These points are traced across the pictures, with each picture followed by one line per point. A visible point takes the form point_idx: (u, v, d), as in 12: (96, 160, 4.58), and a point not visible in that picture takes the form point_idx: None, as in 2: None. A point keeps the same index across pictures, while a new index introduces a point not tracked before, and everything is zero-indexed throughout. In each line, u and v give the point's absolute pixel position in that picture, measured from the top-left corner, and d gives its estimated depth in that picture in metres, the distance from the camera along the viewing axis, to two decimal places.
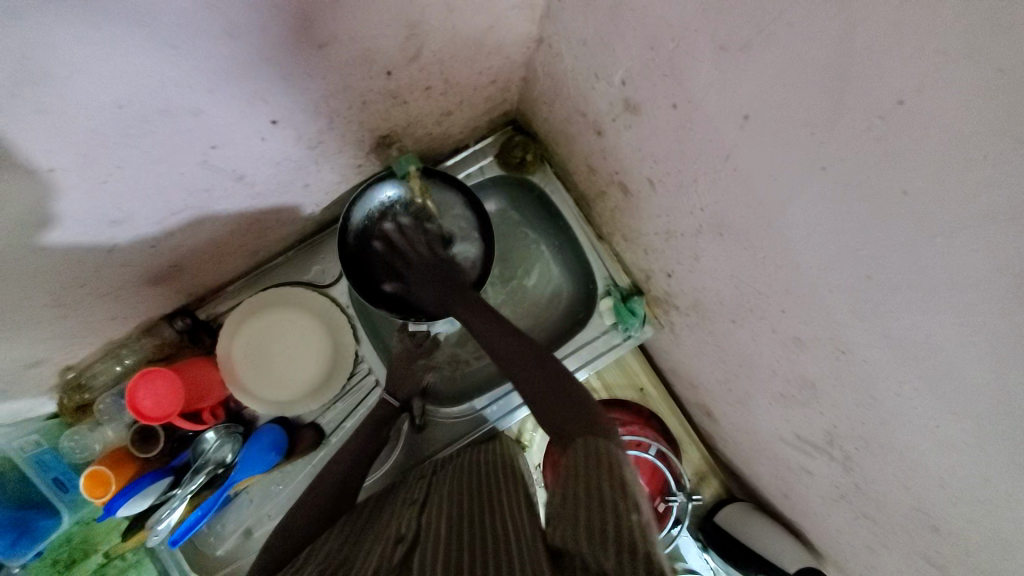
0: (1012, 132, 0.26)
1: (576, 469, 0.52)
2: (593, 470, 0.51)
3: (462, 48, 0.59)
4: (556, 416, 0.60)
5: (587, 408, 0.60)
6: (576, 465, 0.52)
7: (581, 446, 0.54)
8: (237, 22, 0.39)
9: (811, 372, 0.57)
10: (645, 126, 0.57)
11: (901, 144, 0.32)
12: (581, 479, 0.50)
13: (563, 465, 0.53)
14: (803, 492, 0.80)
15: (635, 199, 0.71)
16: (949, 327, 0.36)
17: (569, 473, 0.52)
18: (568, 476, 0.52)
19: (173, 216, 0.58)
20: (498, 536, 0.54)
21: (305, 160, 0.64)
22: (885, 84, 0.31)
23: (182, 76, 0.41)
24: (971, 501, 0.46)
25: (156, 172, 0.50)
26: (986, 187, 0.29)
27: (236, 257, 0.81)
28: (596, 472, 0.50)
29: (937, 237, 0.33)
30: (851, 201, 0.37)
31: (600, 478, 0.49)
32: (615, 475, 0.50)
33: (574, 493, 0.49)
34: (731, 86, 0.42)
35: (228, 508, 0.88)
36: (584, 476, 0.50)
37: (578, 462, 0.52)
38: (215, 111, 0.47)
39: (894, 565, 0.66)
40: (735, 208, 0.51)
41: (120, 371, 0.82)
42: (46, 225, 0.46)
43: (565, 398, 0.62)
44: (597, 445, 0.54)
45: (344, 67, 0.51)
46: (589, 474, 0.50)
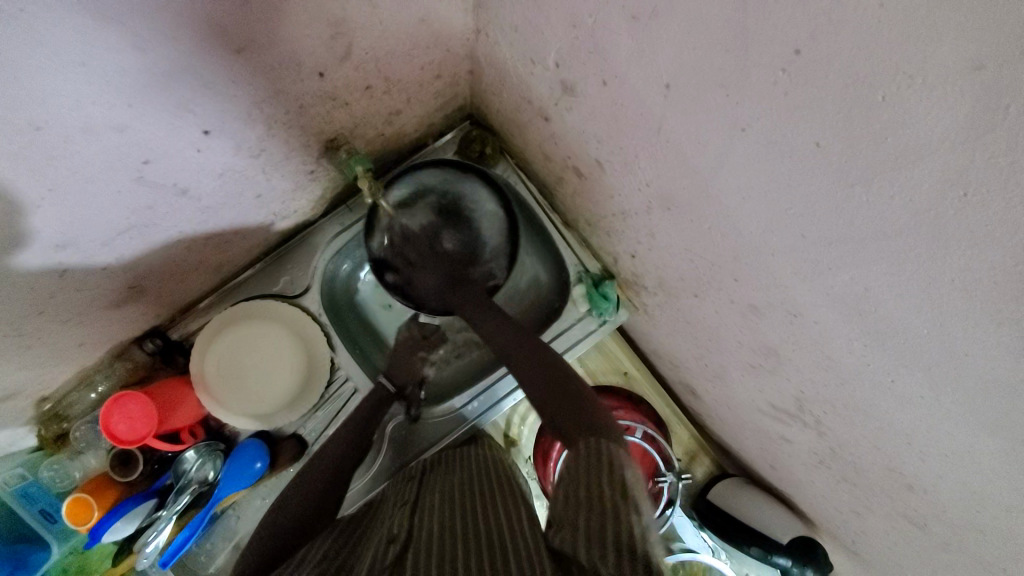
0: (903, 68, 0.26)
1: (578, 472, 0.51)
2: (591, 472, 0.50)
3: (395, 43, 0.58)
4: (562, 419, 0.58)
5: (590, 410, 0.58)
6: (577, 471, 0.51)
7: (586, 449, 0.52)
8: (146, 35, 0.39)
9: (771, 339, 0.56)
10: (584, 106, 0.57)
11: (808, 94, 0.31)
12: (580, 483, 0.49)
13: (568, 471, 0.52)
14: (787, 462, 0.80)
15: (589, 182, 0.71)
16: (882, 278, 0.36)
17: (569, 477, 0.51)
18: (570, 481, 0.50)
19: (121, 235, 0.58)
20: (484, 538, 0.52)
21: (252, 168, 0.64)
22: (782, 35, 0.30)
23: (100, 93, 0.41)
24: (934, 454, 0.45)
25: (92, 192, 0.50)
26: (891, 128, 0.28)
27: (201, 274, 0.81)
28: (590, 474, 0.49)
29: (855, 185, 0.33)
30: (772, 159, 0.37)
31: (598, 481, 0.48)
32: (615, 478, 0.48)
33: (574, 499, 0.48)
34: (649, 56, 0.41)
35: (216, 526, 0.88)
36: (583, 481, 0.49)
37: (580, 466, 0.51)
38: (141, 126, 0.47)
39: (879, 527, 0.66)
40: (677, 180, 0.50)
41: (95, 398, 0.83)
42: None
43: (574, 401, 0.60)
44: (598, 445, 0.52)
45: (271, 71, 0.51)
46: (587, 478, 0.49)
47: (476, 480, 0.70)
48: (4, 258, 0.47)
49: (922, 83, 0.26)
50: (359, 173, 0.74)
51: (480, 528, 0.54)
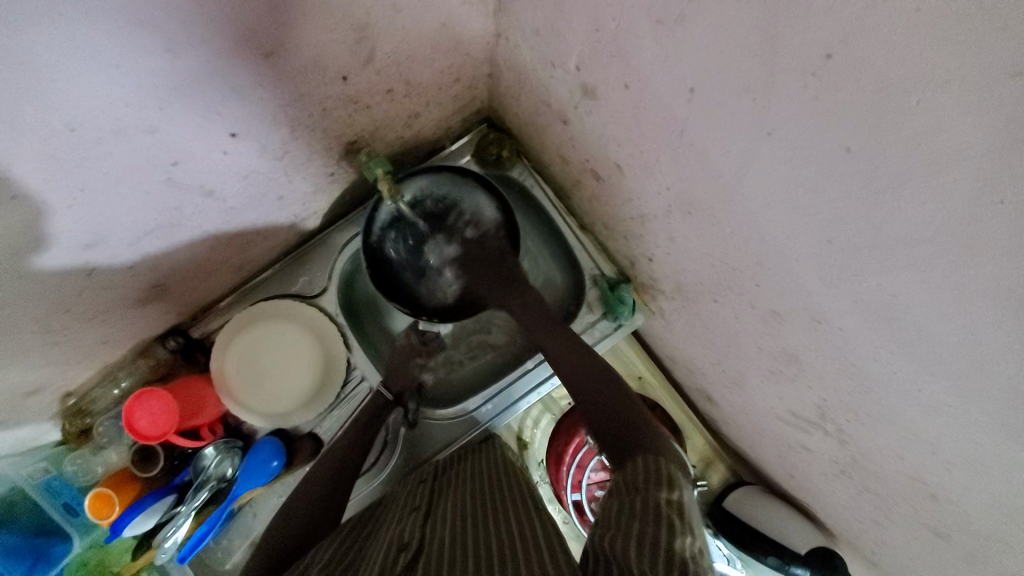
0: (938, 72, 0.26)
1: (634, 485, 0.51)
2: (646, 488, 0.49)
3: (417, 47, 0.59)
4: (614, 440, 0.61)
5: (649, 434, 0.59)
6: (634, 483, 0.51)
7: (641, 466, 0.53)
8: (178, 39, 0.40)
9: (793, 345, 0.56)
10: (604, 109, 0.57)
11: (838, 98, 0.31)
12: (633, 496, 0.49)
13: (619, 484, 0.53)
14: (806, 470, 0.78)
15: (607, 185, 0.71)
16: (912, 285, 0.35)
17: (624, 490, 0.51)
18: (624, 493, 0.51)
19: (148, 235, 0.59)
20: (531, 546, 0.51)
21: (274, 171, 0.65)
22: (811, 38, 0.30)
23: (132, 96, 0.42)
24: (963, 466, 0.44)
25: (122, 192, 0.51)
26: (924, 133, 0.28)
27: (222, 273, 0.83)
28: (647, 486, 0.49)
29: (884, 191, 0.32)
30: (798, 164, 0.37)
31: (658, 495, 0.48)
32: (670, 496, 0.48)
33: (622, 510, 0.48)
34: (674, 59, 0.41)
35: (233, 523, 0.89)
36: (639, 491, 0.49)
37: (636, 479, 0.51)
38: (169, 128, 0.48)
39: (902, 540, 0.64)
40: (698, 184, 0.50)
41: (117, 395, 0.85)
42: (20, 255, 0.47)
43: (632, 429, 0.61)
44: (658, 465, 0.53)
45: (296, 75, 0.52)
46: (641, 492, 0.49)
47: (480, 484, 0.71)
48: (34, 256, 0.49)
49: (957, 87, 0.25)
50: (379, 175, 0.73)
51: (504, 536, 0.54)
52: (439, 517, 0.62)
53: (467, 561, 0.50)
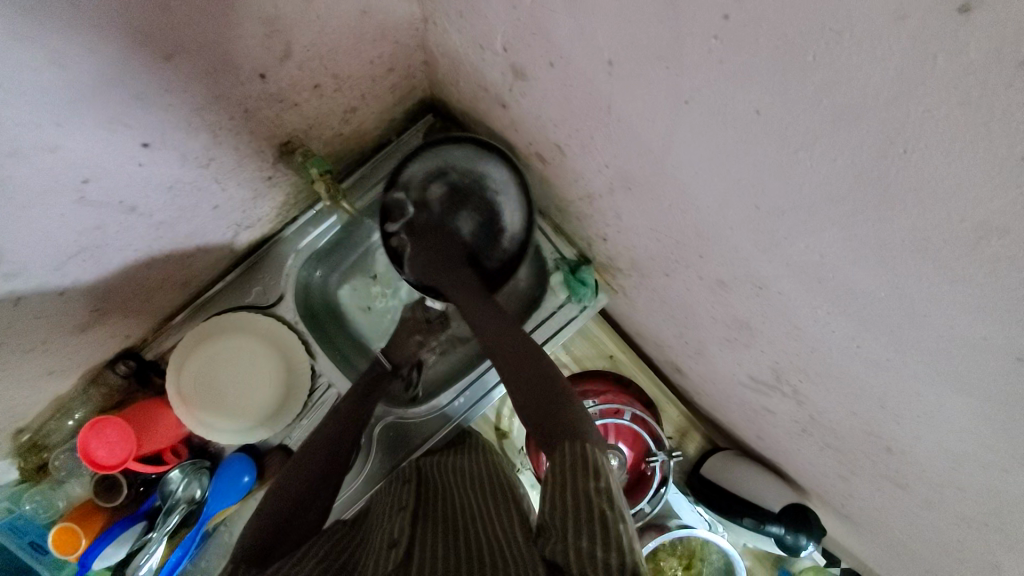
0: (829, 26, 0.25)
1: (562, 477, 0.49)
2: (574, 480, 0.48)
3: (339, 38, 0.56)
4: (537, 423, 0.55)
5: (573, 409, 0.56)
6: (559, 474, 0.49)
7: (567, 453, 0.50)
8: (62, 48, 0.37)
9: (742, 312, 0.56)
10: (536, 90, 0.55)
11: (742, 59, 0.30)
12: (567, 492, 0.47)
13: (551, 475, 0.50)
14: (773, 431, 0.80)
15: (553, 167, 0.70)
16: (837, 243, 0.35)
17: (555, 483, 0.49)
18: (554, 492, 0.48)
19: (72, 259, 0.56)
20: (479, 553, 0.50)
21: (202, 179, 0.62)
22: (709, 0, 0.29)
23: (22, 113, 0.39)
24: (906, 415, 0.45)
25: (32, 217, 0.48)
26: (825, 90, 0.28)
27: (167, 290, 0.79)
28: (575, 480, 0.48)
29: (799, 150, 0.32)
30: (716, 131, 0.37)
31: (586, 488, 0.47)
32: (599, 485, 0.47)
33: (562, 508, 0.47)
34: (588, 32, 0.40)
35: (209, 543, 0.87)
36: (568, 486, 0.48)
37: (564, 472, 0.49)
38: (74, 145, 0.45)
39: (864, 490, 0.66)
40: (633, 159, 0.50)
41: (73, 425, 0.81)
42: None
43: (549, 398, 0.57)
44: (582, 449, 0.50)
45: (206, 76, 0.49)
46: (572, 484, 0.48)
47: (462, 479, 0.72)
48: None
49: (850, 39, 0.25)
50: (315, 177, 0.72)
51: (472, 535, 0.54)
52: (434, 516, 0.61)
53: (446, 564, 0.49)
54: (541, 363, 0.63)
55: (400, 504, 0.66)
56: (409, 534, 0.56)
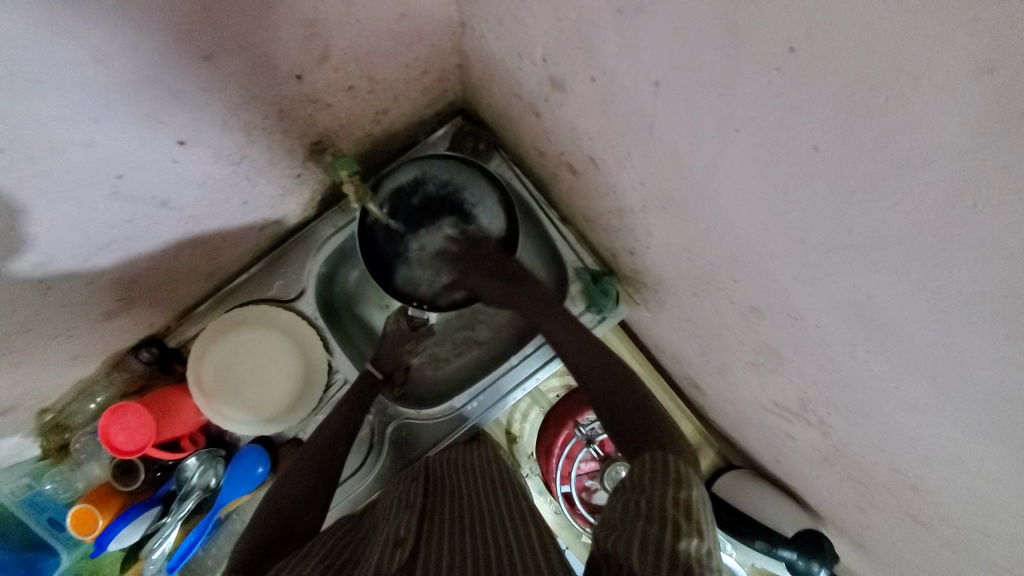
0: (906, 68, 0.24)
1: (642, 482, 0.49)
2: (661, 485, 0.47)
3: (376, 41, 0.56)
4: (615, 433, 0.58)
5: (655, 427, 0.57)
6: (641, 480, 0.49)
7: (650, 462, 0.51)
8: (105, 47, 0.37)
9: (773, 340, 0.55)
10: (574, 102, 0.54)
11: (802, 95, 0.29)
12: (644, 493, 0.47)
13: (629, 480, 0.51)
14: (793, 457, 0.78)
15: (583, 178, 0.69)
16: (886, 286, 0.34)
17: (632, 486, 0.49)
18: (629, 493, 0.49)
19: (103, 250, 0.57)
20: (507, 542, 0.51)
21: (233, 176, 0.62)
22: (773, 31, 0.28)
23: (63, 109, 0.39)
24: (942, 460, 0.43)
25: (68, 209, 0.48)
26: (892, 134, 0.26)
27: (192, 281, 0.80)
28: (655, 484, 0.48)
29: (856, 191, 0.31)
30: (766, 162, 0.35)
31: (666, 494, 0.46)
32: (679, 495, 0.46)
33: (631, 509, 0.47)
34: (636, 51, 0.39)
35: (221, 529, 0.89)
36: (647, 491, 0.48)
37: (644, 476, 0.49)
38: (109, 141, 0.45)
39: (886, 525, 0.65)
40: (671, 179, 0.48)
41: (95, 409, 0.83)
42: None
43: (642, 413, 0.59)
44: (667, 462, 0.50)
45: (244, 76, 0.49)
46: (652, 488, 0.47)
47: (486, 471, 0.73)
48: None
49: (927, 85, 0.23)
50: (343, 178, 0.72)
51: (489, 526, 0.55)
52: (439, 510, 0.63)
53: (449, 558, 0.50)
54: (617, 373, 0.64)
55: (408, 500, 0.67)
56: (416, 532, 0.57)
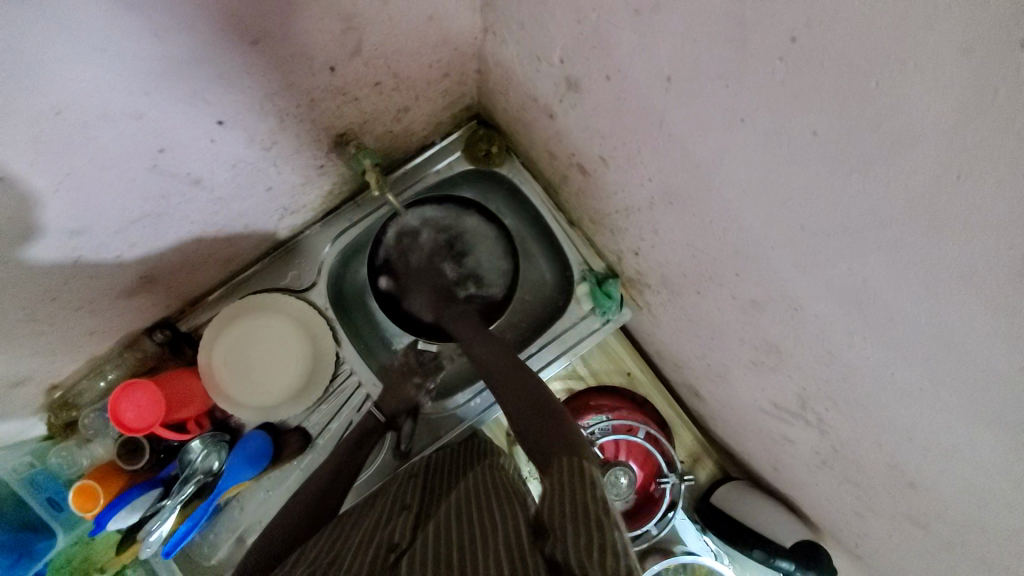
0: (893, 53, 0.27)
1: (562, 486, 0.52)
2: (575, 488, 0.51)
3: (404, 40, 0.60)
4: (535, 444, 0.60)
5: (562, 431, 0.61)
6: (562, 485, 0.52)
7: (564, 467, 0.54)
8: (164, 24, 0.40)
9: (772, 334, 0.57)
10: (588, 102, 0.58)
11: (804, 82, 0.32)
12: (568, 495, 0.51)
13: (549, 491, 0.53)
14: (791, 463, 0.79)
15: (594, 179, 0.72)
16: (880, 267, 0.36)
17: (552, 491, 0.52)
18: (555, 499, 0.51)
19: (134, 224, 0.59)
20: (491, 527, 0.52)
21: (261, 161, 0.65)
22: (778, 22, 0.31)
23: (117, 80, 0.42)
24: (936, 450, 0.45)
25: (109, 178, 0.51)
26: (884, 114, 0.29)
27: (210, 266, 0.83)
28: (576, 487, 0.51)
29: (852, 172, 0.33)
30: (769, 149, 0.38)
31: (589, 494, 0.50)
32: (597, 493, 0.51)
33: (563, 512, 0.49)
34: (651, 48, 0.42)
35: (220, 516, 0.89)
36: (570, 493, 0.51)
37: (563, 480, 0.53)
38: (156, 114, 0.48)
39: (883, 530, 0.65)
40: (678, 174, 0.51)
41: (105, 387, 0.84)
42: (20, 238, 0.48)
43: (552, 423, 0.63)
44: (577, 465, 0.55)
45: (283, 64, 0.52)
46: (571, 492, 0.51)
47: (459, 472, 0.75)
48: (14, 253, 0.49)
49: (913, 67, 0.26)
50: (367, 167, 0.75)
51: (489, 519, 0.54)
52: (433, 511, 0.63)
53: (455, 549, 0.50)
54: (527, 386, 0.70)
55: (404, 503, 0.69)
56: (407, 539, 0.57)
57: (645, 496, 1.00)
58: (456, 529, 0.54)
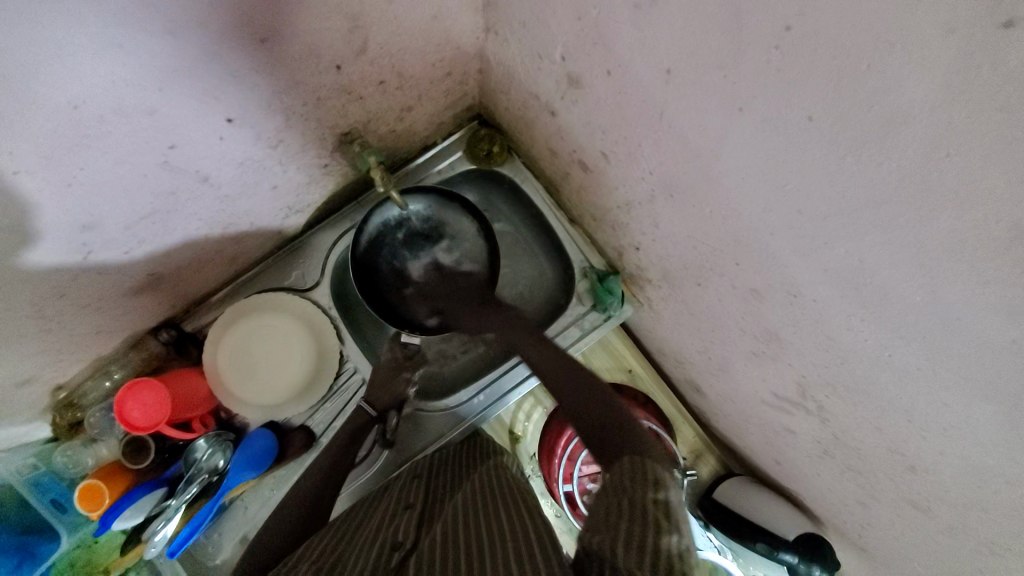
0: (882, 36, 0.28)
1: (622, 486, 0.51)
2: (634, 487, 0.50)
3: (409, 39, 0.61)
4: (602, 441, 0.60)
5: (633, 432, 0.60)
6: (620, 482, 0.52)
7: (629, 465, 0.54)
8: (180, 20, 0.41)
9: (772, 323, 0.58)
10: (589, 97, 0.59)
11: (799, 67, 0.33)
12: (622, 492, 0.50)
13: (609, 488, 0.52)
14: (793, 455, 0.80)
15: (594, 175, 0.73)
16: (876, 247, 0.37)
17: (610, 491, 0.51)
18: (609, 498, 0.50)
19: (144, 220, 0.60)
20: (494, 533, 0.53)
21: (268, 159, 0.67)
22: (772, 11, 0.33)
23: (132, 74, 0.43)
24: (935, 430, 0.46)
25: (121, 173, 0.52)
26: (876, 96, 0.30)
27: (214, 265, 0.84)
28: (635, 487, 0.50)
29: (846, 155, 0.34)
30: (766, 137, 0.39)
31: (645, 497, 0.49)
32: (658, 497, 0.49)
33: (616, 510, 0.48)
34: (650, 42, 0.44)
35: (225, 514, 0.89)
36: (628, 492, 0.50)
37: (621, 479, 0.52)
38: (168, 110, 0.49)
39: (885, 517, 0.66)
40: (679, 165, 0.52)
41: (109, 387, 0.84)
42: (33, 231, 0.49)
43: (620, 423, 0.61)
44: (643, 465, 0.53)
45: (292, 62, 0.54)
46: (630, 492, 0.50)
47: (460, 474, 0.76)
48: (20, 253, 0.50)
49: (901, 49, 0.28)
50: (372, 165, 0.76)
51: (489, 526, 0.55)
52: (437, 513, 0.63)
53: (462, 549, 0.51)
54: (587, 381, 0.68)
55: (408, 501, 0.70)
56: (412, 538, 0.58)
57: (649, 492, 1.01)
58: (456, 533, 0.54)
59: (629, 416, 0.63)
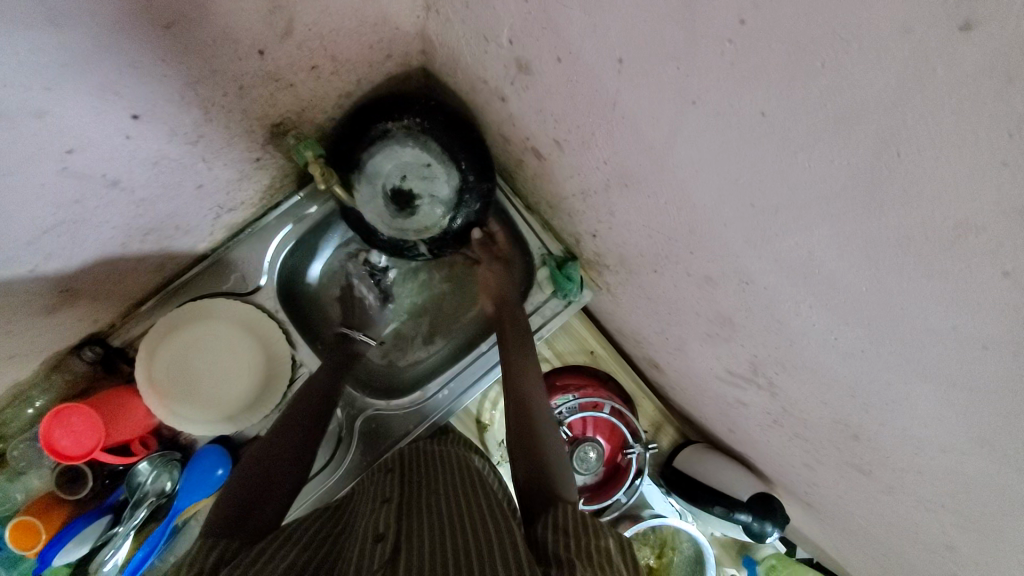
0: (839, 34, 0.27)
1: (569, 528, 0.50)
2: (578, 530, 0.49)
3: (340, 19, 0.56)
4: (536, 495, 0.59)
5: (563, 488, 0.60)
6: (565, 524, 0.51)
7: (567, 513, 0.53)
8: (58, 8, 0.35)
9: (726, 307, 0.59)
10: (540, 85, 0.56)
11: (752, 63, 0.33)
12: (571, 534, 0.49)
13: (555, 526, 0.51)
14: (745, 424, 0.85)
15: (549, 162, 0.71)
16: (824, 240, 0.38)
17: (558, 530, 0.50)
18: (560, 532, 0.50)
19: (49, 233, 0.53)
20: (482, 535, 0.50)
21: (190, 157, 0.60)
22: (726, 2, 0.31)
23: (9, 74, 0.36)
24: (875, 404, 0.49)
25: (10, 185, 0.45)
26: (830, 95, 0.30)
27: (140, 274, 0.76)
28: (581, 532, 0.49)
29: (798, 152, 0.34)
30: (720, 134, 0.39)
31: (591, 541, 0.48)
32: (601, 542, 0.48)
33: (566, 544, 0.48)
34: (601, 30, 0.42)
35: (180, 536, 0.83)
36: (574, 535, 0.49)
37: (567, 522, 0.51)
38: (62, 112, 0.42)
39: (829, 478, 0.71)
40: (633, 157, 0.52)
41: (33, 414, 0.76)
42: None
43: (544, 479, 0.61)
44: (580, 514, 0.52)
45: (206, 48, 0.47)
46: (575, 532, 0.49)
47: (445, 468, 0.72)
48: None
49: (857, 50, 0.27)
50: (308, 160, 0.72)
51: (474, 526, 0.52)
52: (417, 504, 0.61)
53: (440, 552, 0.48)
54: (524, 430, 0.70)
55: (384, 494, 0.67)
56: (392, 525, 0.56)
57: (613, 468, 1.05)
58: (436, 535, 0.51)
59: (542, 442, 0.68)
